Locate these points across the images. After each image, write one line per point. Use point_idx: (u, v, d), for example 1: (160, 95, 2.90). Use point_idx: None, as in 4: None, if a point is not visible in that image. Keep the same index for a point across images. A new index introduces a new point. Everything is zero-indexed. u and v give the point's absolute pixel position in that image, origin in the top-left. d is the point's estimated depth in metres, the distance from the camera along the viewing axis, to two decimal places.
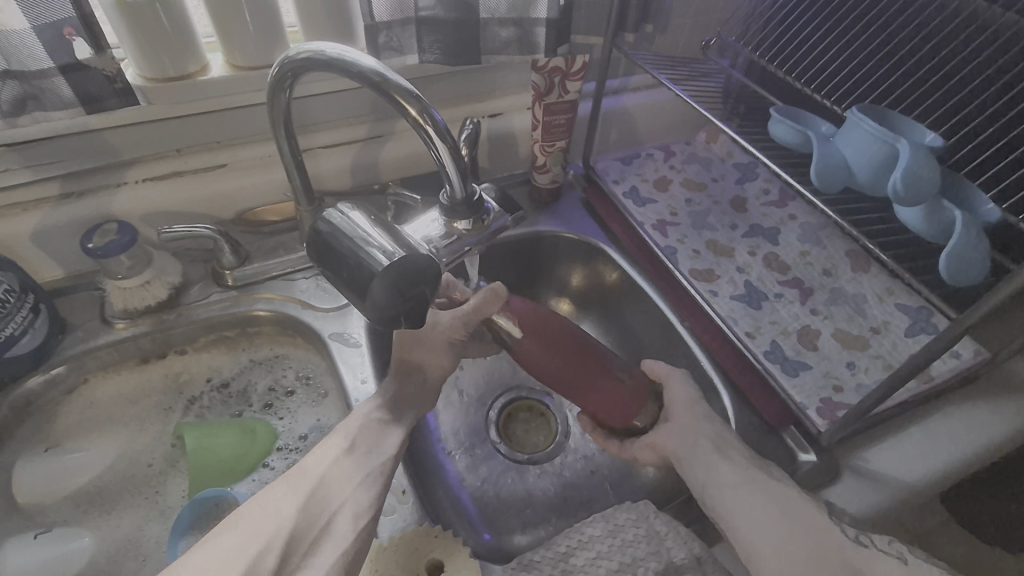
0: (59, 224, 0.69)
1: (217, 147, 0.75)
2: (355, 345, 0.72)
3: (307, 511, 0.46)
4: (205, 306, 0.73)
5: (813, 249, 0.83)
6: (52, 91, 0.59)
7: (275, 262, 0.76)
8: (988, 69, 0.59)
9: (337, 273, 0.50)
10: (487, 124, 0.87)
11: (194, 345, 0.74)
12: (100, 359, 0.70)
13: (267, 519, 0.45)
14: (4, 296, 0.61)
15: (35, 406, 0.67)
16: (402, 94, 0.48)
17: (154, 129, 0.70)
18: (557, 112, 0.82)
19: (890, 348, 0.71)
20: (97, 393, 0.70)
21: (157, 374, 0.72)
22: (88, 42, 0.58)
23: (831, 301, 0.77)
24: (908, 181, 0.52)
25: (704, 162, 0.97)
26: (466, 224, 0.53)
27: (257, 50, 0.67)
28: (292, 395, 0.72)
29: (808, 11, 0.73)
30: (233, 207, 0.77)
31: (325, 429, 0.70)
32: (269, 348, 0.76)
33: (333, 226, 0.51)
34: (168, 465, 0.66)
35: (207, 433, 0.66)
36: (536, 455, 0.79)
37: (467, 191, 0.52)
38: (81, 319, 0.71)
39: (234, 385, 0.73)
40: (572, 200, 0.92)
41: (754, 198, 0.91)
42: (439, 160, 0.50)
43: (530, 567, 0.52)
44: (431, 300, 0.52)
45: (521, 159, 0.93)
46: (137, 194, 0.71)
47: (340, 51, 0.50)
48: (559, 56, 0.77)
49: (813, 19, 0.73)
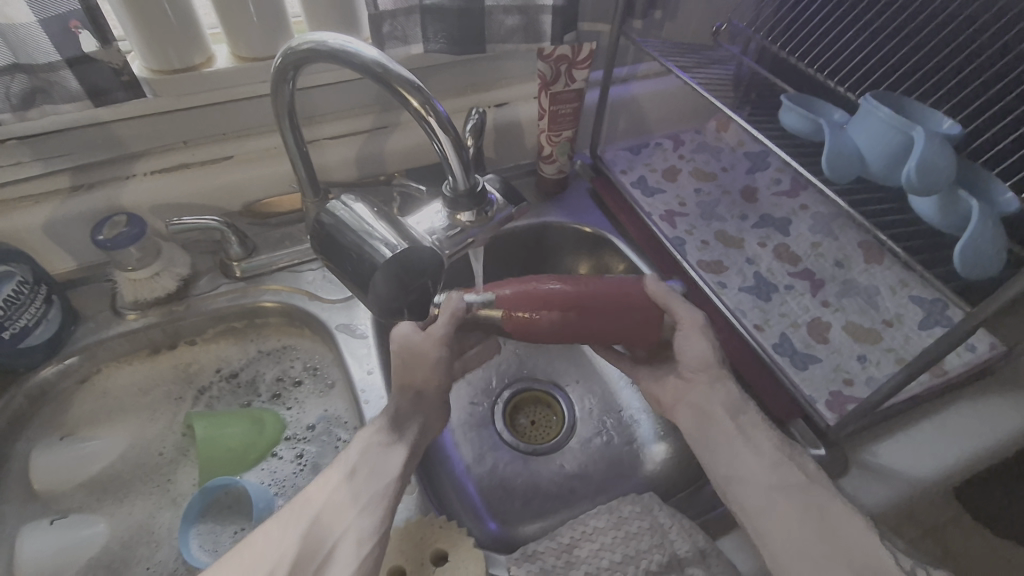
0: (70, 217, 0.70)
1: (223, 139, 0.75)
2: (361, 336, 0.72)
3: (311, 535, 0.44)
4: (213, 297, 0.74)
5: (825, 240, 0.82)
6: (59, 84, 0.59)
7: (282, 254, 0.77)
8: (1006, 54, 0.57)
9: (342, 266, 0.52)
10: (494, 114, 0.86)
11: (204, 336, 0.75)
12: (112, 349, 0.71)
13: (269, 546, 0.44)
14: (17, 288, 0.62)
15: (49, 396, 0.68)
16: (403, 85, 0.48)
17: (160, 121, 0.70)
18: (564, 101, 0.81)
19: (902, 341, 0.69)
20: (109, 383, 0.71)
21: (168, 364, 0.73)
22: (94, 35, 0.58)
23: (843, 293, 0.75)
24: (922, 171, 0.51)
25: (704, 116, 0.94)
26: (469, 216, 0.52)
27: (262, 41, 0.67)
28: (300, 386, 0.73)
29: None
30: (241, 199, 0.78)
31: (332, 419, 0.70)
32: (277, 338, 0.77)
33: (336, 219, 0.52)
34: (178, 454, 0.68)
35: (215, 423, 0.67)
36: (542, 446, 0.79)
37: (470, 183, 0.51)
38: (92, 310, 0.72)
39: (242, 375, 0.74)
40: (580, 190, 0.91)
41: (765, 188, 0.90)
42: (442, 152, 0.50)
43: (534, 558, 0.53)
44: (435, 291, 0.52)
45: (527, 149, 0.92)
46: (145, 187, 0.72)
47: (341, 41, 0.49)
48: (565, 43, 0.76)
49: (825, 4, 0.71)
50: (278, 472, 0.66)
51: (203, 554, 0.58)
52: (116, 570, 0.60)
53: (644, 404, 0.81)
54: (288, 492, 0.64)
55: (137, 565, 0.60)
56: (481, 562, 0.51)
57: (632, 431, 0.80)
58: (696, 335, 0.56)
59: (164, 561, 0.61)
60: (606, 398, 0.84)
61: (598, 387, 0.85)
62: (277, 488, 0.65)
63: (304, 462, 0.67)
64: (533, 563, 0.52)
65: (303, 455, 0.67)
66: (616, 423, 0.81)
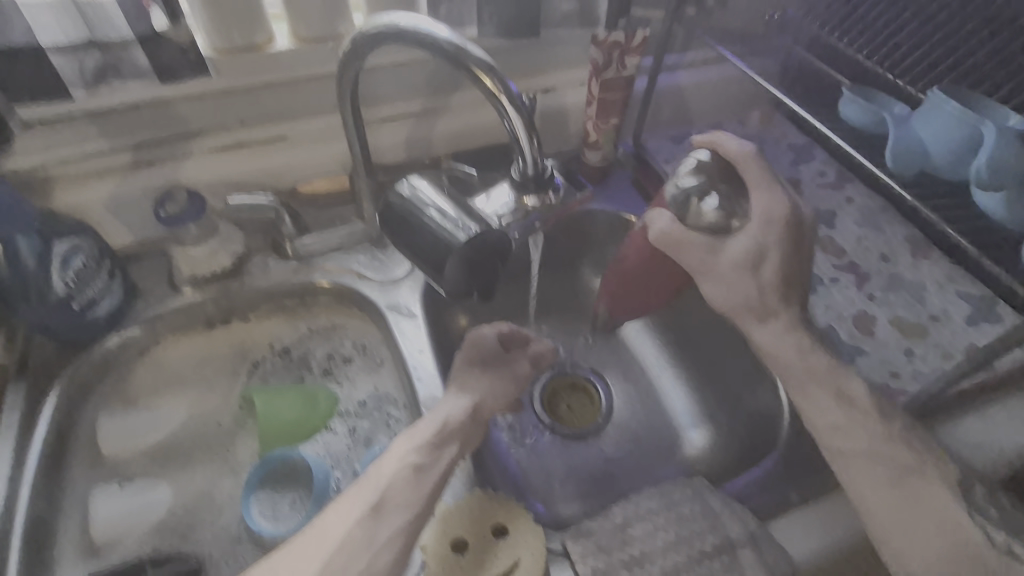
0: (132, 193, 0.71)
1: (278, 119, 0.75)
2: (411, 316, 0.74)
3: (352, 534, 0.49)
4: (267, 275, 0.76)
5: (871, 233, 0.81)
6: (128, 61, 0.61)
7: (332, 235, 0.77)
8: None
9: (412, 244, 0.53)
10: (541, 100, 0.86)
11: (256, 312, 0.76)
12: (171, 323, 0.73)
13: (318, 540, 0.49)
14: (85, 261, 0.65)
15: (112, 366, 0.70)
16: (477, 65, 0.48)
17: (220, 102, 0.71)
18: (613, 88, 0.81)
19: (949, 336, 0.70)
20: (167, 355, 0.73)
21: (222, 339, 0.75)
22: (164, 13, 0.58)
23: (889, 287, 0.75)
24: (995, 168, 0.53)
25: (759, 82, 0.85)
26: (535, 202, 0.53)
27: (321, 22, 0.67)
28: (350, 363, 0.75)
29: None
30: (293, 179, 0.79)
31: (383, 397, 0.72)
32: (327, 317, 0.78)
33: (406, 199, 0.53)
34: (236, 426, 0.70)
35: (272, 399, 0.69)
36: (582, 429, 0.81)
37: (538, 168, 0.52)
38: (151, 284, 0.74)
39: (294, 351, 0.75)
40: (622, 178, 0.91)
41: (810, 180, 0.89)
42: (512, 133, 0.51)
43: (588, 535, 0.55)
44: (500, 271, 0.55)
45: (572, 135, 0.92)
46: (203, 165, 0.73)
47: (415, 23, 0.49)
48: (619, 30, 0.76)
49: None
50: (332, 446, 0.68)
51: (266, 521, 0.61)
52: (182, 534, 0.62)
53: (683, 391, 0.82)
54: (343, 466, 0.67)
55: (202, 529, 0.63)
56: (540, 538, 0.53)
57: (671, 418, 0.81)
58: (732, 274, 0.60)
59: (226, 527, 0.63)
60: (643, 383, 0.85)
61: (636, 373, 0.86)
62: (332, 462, 0.67)
63: (357, 437, 0.69)
64: (588, 540, 0.54)
65: (356, 430, 0.69)
66: (655, 409, 0.82)
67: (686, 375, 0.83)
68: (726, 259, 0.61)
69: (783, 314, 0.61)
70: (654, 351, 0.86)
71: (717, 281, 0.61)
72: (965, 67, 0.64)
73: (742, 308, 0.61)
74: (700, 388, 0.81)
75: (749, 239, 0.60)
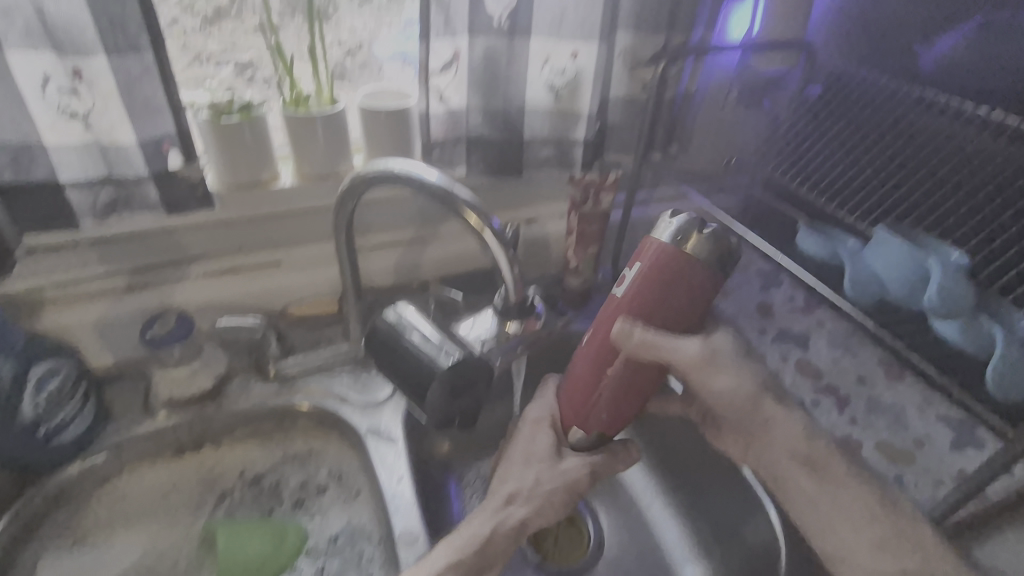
0: (122, 315, 0.73)
1: (275, 246, 0.79)
2: (391, 441, 0.71)
3: None
4: (247, 397, 0.74)
5: (845, 356, 0.84)
6: (141, 196, 0.64)
7: (317, 355, 0.78)
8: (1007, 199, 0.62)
9: (396, 369, 0.54)
10: (524, 229, 0.92)
11: (229, 437, 0.74)
12: (138, 448, 0.70)
13: None
14: (59, 384, 0.65)
15: (67, 496, 0.66)
16: (464, 205, 0.51)
17: (219, 231, 0.75)
18: (591, 221, 0.87)
19: (937, 462, 0.69)
20: (129, 485, 0.69)
21: (191, 466, 0.72)
22: (181, 153, 0.63)
23: (871, 410, 0.76)
24: (942, 296, 0.60)
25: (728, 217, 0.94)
26: (516, 327, 0.55)
27: (323, 164, 0.73)
28: (324, 493, 0.71)
29: (821, 132, 0.80)
30: (284, 300, 0.82)
31: (356, 530, 0.67)
32: (304, 442, 0.76)
33: (392, 324, 0.55)
34: (193, 566, 0.64)
35: (236, 534, 0.64)
36: (571, 564, 0.76)
37: (521, 296, 0.54)
38: (124, 407, 0.72)
39: (266, 480, 0.72)
40: (602, 301, 0.94)
41: (781, 305, 0.93)
42: (495, 263, 0.53)
43: None
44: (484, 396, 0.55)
45: (553, 261, 0.98)
46: (197, 287, 0.76)
47: (408, 167, 0.54)
48: (594, 171, 0.84)
49: (827, 140, 0.79)
50: None
51: None
52: None
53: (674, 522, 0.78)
54: None
55: None
56: None
57: (663, 553, 0.77)
58: (737, 364, 0.56)
59: None
60: (632, 512, 0.81)
61: (624, 500, 0.82)
62: None
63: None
64: None
65: (325, 571, 0.64)
66: (646, 542, 0.78)
67: (678, 504, 0.79)
68: (725, 352, 0.56)
69: (783, 412, 0.57)
70: (641, 476, 0.84)
71: (724, 371, 0.55)
72: (900, 206, 0.70)
73: (744, 407, 0.57)
74: (693, 519, 0.77)
75: (736, 332, 0.58)
